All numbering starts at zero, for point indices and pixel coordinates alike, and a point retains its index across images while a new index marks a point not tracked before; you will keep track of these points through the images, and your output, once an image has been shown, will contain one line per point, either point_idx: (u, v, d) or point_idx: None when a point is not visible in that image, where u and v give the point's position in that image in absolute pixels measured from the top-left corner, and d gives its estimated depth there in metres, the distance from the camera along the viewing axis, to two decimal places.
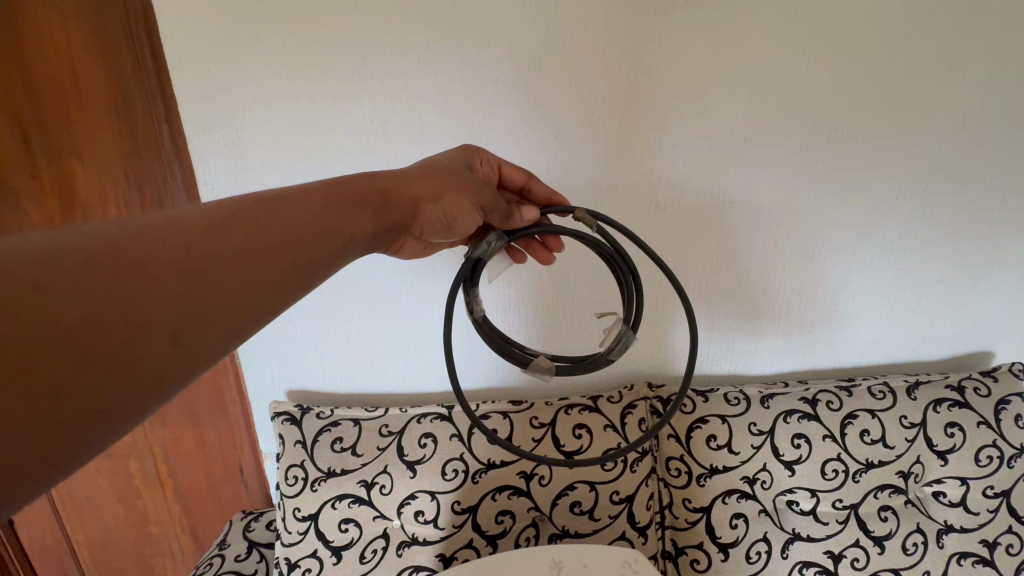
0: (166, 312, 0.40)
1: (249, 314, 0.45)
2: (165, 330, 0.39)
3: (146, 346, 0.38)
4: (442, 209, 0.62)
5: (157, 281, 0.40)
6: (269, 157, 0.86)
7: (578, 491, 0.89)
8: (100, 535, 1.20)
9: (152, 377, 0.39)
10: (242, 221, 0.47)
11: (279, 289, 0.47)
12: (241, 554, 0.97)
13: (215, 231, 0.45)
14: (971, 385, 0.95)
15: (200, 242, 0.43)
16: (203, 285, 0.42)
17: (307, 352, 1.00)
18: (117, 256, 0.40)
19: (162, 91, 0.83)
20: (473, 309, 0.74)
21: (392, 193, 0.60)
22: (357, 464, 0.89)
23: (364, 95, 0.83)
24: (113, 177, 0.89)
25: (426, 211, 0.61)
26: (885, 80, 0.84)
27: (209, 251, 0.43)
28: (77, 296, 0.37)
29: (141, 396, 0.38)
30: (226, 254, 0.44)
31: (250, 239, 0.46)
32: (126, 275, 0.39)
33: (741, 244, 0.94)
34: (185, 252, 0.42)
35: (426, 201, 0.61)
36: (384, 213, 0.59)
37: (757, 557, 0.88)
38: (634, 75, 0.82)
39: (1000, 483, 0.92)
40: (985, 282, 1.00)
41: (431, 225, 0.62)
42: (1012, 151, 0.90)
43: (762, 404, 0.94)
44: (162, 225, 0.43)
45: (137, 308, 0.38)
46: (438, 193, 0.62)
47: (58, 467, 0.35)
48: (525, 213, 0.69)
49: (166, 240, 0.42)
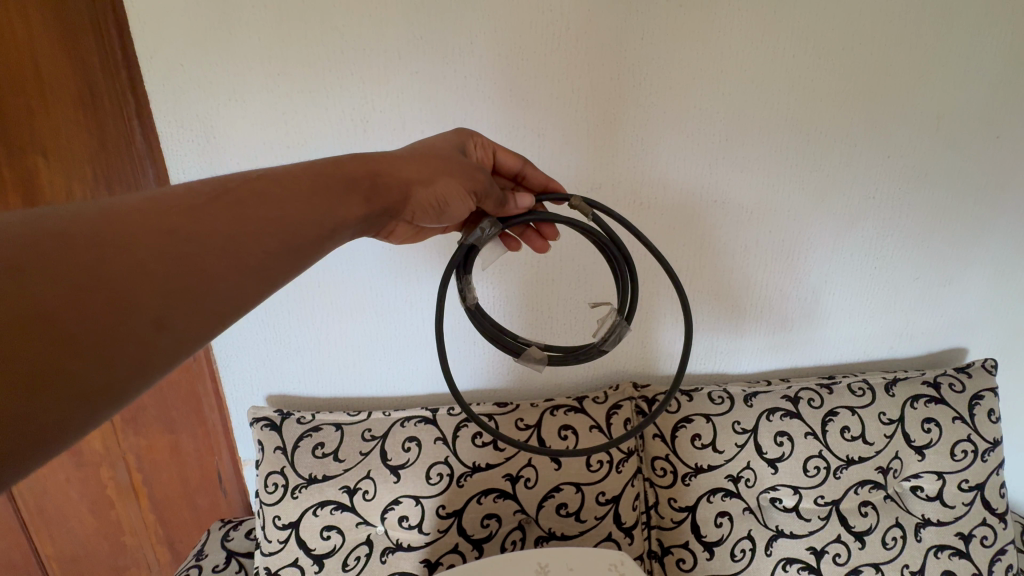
0: (147, 296, 0.39)
1: (234, 299, 0.43)
2: (147, 315, 0.38)
3: (128, 332, 0.38)
4: (434, 193, 0.61)
5: (138, 264, 0.39)
6: (245, 156, 0.84)
7: (564, 493, 0.88)
8: (72, 548, 1.16)
9: (136, 362, 0.38)
10: (229, 202, 0.45)
11: (269, 271, 0.46)
12: (219, 564, 0.94)
13: (200, 212, 0.43)
14: (947, 381, 0.98)
15: (185, 224, 0.42)
16: (187, 270, 0.41)
17: (287, 356, 0.98)
18: (99, 239, 0.39)
19: (133, 87, 0.80)
20: (466, 296, 0.73)
21: (382, 177, 0.57)
22: (339, 469, 0.87)
23: (343, 91, 0.81)
24: (80, 174, 0.85)
25: (418, 195, 0.60)
26: (861, 81, 0.86)
27: (194, 233, 0.42)
28: (59, 281, 0.36)
29: (126, 379, 0.38)
30: (211, 236, 0.43)
31: (237, 221, 0.45)
32: (107, 259, 0.38)
33: (723, 242, 0.95)
34: (168, 234, 0.41)
35: (418, 184, 0.60)
36: (375, 197, 0.56)
37: (742, 555, 0.89)
38: (617, 76, 0.83)
39: (975, 476, 0.94)
40: (959, 280, 1.02)
41: (423, 209, 0.62)
42: (982, 150, 0.93)
43: (745, 403, 0.94)
44: (145, 205, 0.42)
45: (116, 294, 0.38)
46: (431, 177, 0.61)
47: (47, 446, 0.36)
48: (520, 200, 0.68)
49: (149, 222, 0.41)
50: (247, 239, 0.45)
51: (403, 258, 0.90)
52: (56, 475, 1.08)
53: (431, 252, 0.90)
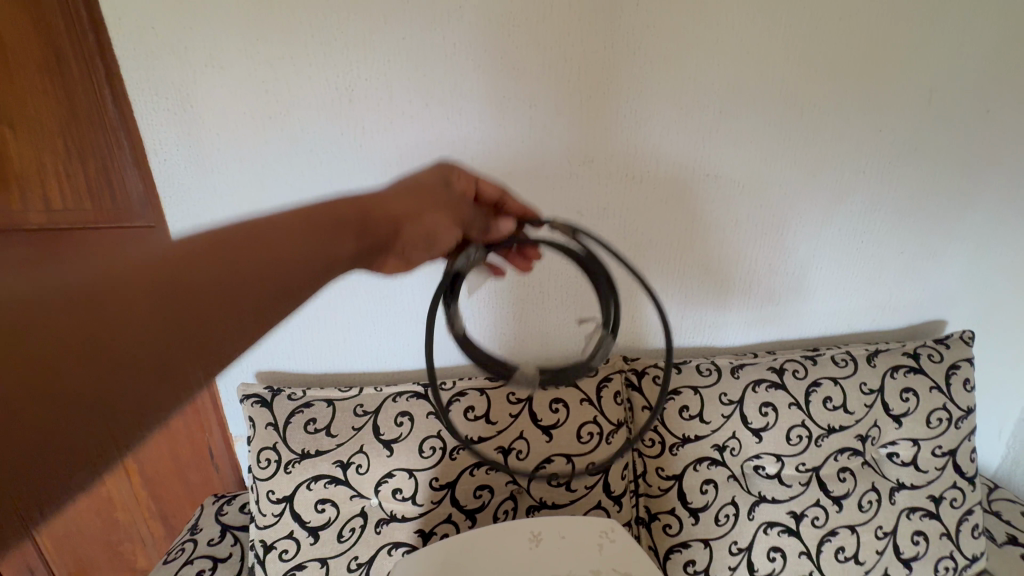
0: (154, 350, 0.42)
1: (232, 345, 0.46)
2: (151, 366, 0.42)
3: (132, 380, 0.42)
4: (423, 228, 0.60)
5: (150, 319, 0.42)
6: (225, 123, 0.80)
7: (555, 463, 0.91)
8: (64, 525, 1.16)
9: (138, 406, 0.42)
10: (230, 250, 0.47)
11: (266, 312, 0.48)
12: (214, 537, 0.95)
13: (203, 263, 0.45)
14: (926, 351, 1.01)
15: (190, 277, 0.44)
16: (191, 323, 0.43)
17: (276, 333, 0.96)
18: (123, 296, 0.42)
19: (101, 51, 0.76)
20: (454, 325, 0.67)
21: (372, 214, 0.57)
22: (332, 445, 0.88)
23: (327, 58, 0.78)
24: (55, 146, 0.83)
25: (408, 229, 0.59)
26: (857, 52, 0.85)
27: (198, 288, 0.44)
28: (70, 335, 0.39)
29: (135, 421, 0.42)
30: (212, 290, 0.45)
31: (235, 270, 0.46)
32: (118, 316, 0.41)
33: (713, 216, 0.95)
34: (177, 288, 0.43)
35: (407, 220, 0.59)
36: (365, 234, 0.56)
37: (726, 520, 0.92)
38: (610, 45, 0.80)
39: (948, 442, 0.98)
40: (941, 253, 1.04)
41: (414, 243, 0.60)
42: (971, 123, 0.93)
43: (732, 374, 0.97)
44: (159, 256, 0.44)
45: (126, 349, 0.41)
46: (419, 211, 0.60)
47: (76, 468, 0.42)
48: (502, 226, 0.66)
49: (164, 274, 0.43)
50: (245, 288, 0.46)
51: None
52: None
53: None
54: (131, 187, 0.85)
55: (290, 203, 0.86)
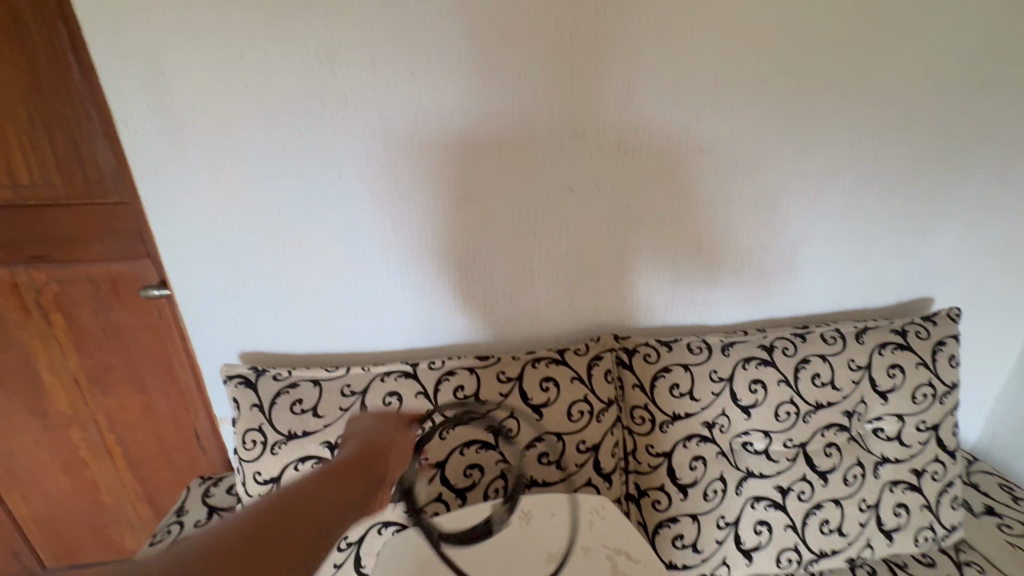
0: None
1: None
2: None
3: None
4: (404, 450, 0.68)
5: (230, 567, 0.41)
6: (196, 90, 0.75)
7: (545, 442, 0.90)
8: (48, 509, 1.14)
9: None
10: (280, 510, 0.49)
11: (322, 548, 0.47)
12: (201, 520, 0.94)
13: (261, 523, 0.47)
14: (913, 328, 1.01)
15: (254, 529, 0.46)
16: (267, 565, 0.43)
17: (258, 314, 0.93)
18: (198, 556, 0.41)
19: (64, 15, 0.73)
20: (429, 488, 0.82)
21: (365, 455, 0.63)
22: (319, 425, 0.86)
23: (306, 22, 0.74)
24: (14, 115, 0.79)
25: (394, 452, 0.66)
26: (855, 23, 0.83)
27: (265, 536, 0.45)
28: None
29: None
30: (279, 542, 0.46)
31: (289, 523, 0.48)
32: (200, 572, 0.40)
33: (706, 192, 0.93)
34: (246, 543, 0.44)
35: (392, 447, 0.66)
36: (368, 472, 0.60)
37: (714, 496, 0.92)
38: (604, 14, 0.77)
39: (932, 417, 1.00)
40: (931, 231, 1.04)
41: (400, 458, 0.66)
42: (965, 98, 0.92)
43: (723, 352, 0.97)
44: (216, 528, 0.45)
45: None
46: (395, 435, 0.68)
47: None
48: None
49: (231, 537, 0.44)
50: (303, 529, 0.48)
51: (377, 212, 0.87)
52: (21, 437, 1.05)
53: (407, 204, 0.87)
54: (102, 161, 0.83)
55: (270, 177, 0.82)
